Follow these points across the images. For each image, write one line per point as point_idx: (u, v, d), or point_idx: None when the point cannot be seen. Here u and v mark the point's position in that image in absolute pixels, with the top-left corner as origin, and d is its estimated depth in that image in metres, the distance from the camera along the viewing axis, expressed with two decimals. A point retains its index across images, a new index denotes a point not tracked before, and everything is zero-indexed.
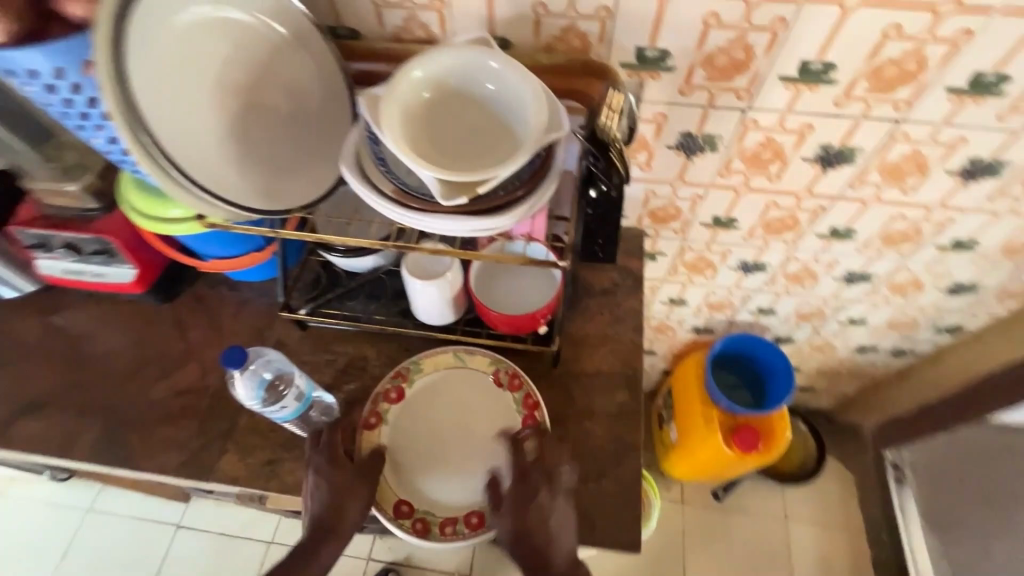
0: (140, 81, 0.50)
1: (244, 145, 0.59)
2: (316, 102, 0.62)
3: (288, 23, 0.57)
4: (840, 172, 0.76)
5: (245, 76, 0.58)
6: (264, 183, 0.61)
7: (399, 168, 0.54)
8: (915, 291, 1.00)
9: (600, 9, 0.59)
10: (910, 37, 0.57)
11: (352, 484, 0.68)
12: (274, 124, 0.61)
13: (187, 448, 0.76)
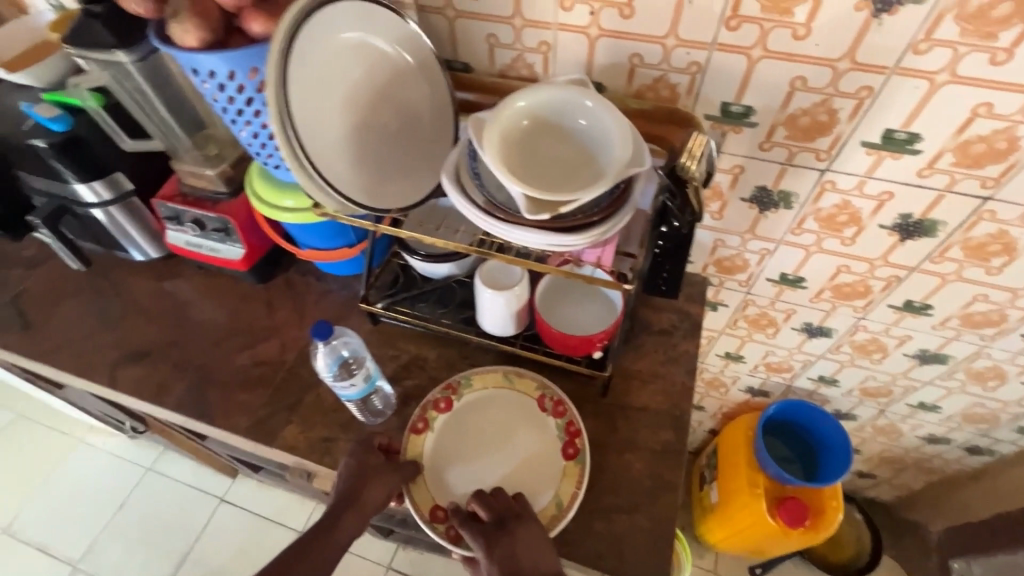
0: (296, 82, 0.59)
1: (360, 149, 0.68)
2: (424, 124, 0.72)
3: (416, 55, 0.67)
4: (919, 244, 0.75)
5: (373, 93, 0.67)
6: (369, 184, 0.68)
7: (490, 183, 0.60)
8: (997, 382, 0.94)
9: (692, 64, 0.65)
10: (1002, 116, 0.58)
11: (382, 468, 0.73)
12: (386, 137, 0.70)
13: (258, 413, 0.83)
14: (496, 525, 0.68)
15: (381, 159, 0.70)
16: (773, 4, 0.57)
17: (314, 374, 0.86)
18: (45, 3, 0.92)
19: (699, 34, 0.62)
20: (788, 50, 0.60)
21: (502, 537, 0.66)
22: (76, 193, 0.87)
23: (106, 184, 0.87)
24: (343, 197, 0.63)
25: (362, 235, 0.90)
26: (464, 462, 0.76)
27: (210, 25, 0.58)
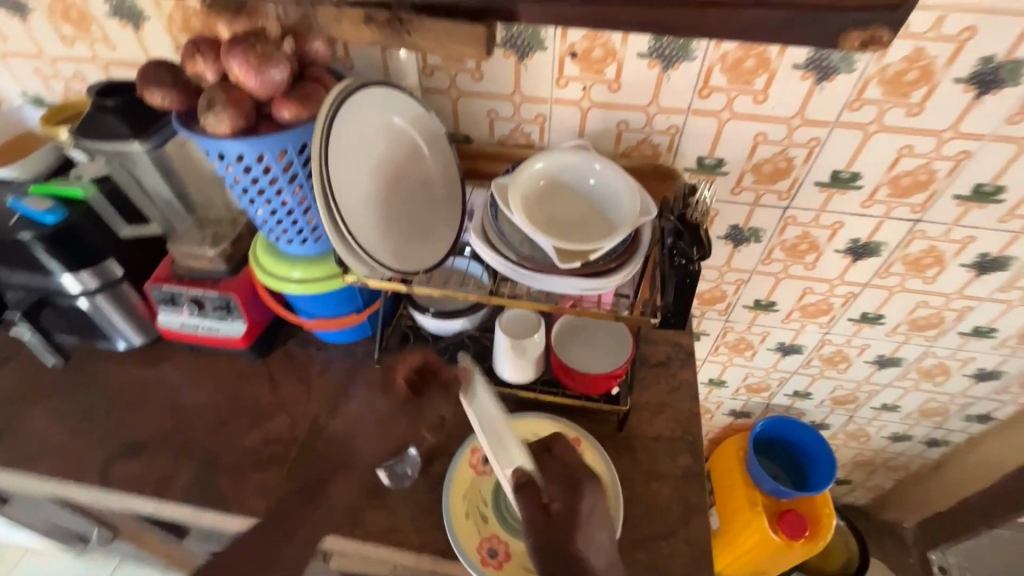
0: (331, 159, 0.63)
1: (387, 219, 0.71)
2: (438, 195, 0.77)
3: (430, 136, 0.75)
4: (868, 263, 0.88)
5: (394, 168, 0.73)
6: (396, 250, 0.71)
7: (515, 238, 0.65)
8: (943, 376, 1.07)
9: (671, 127, 0.75)
10: (921, 155, 0.72)
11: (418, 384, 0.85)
12: (406, 207, 0.74)
13: (276, 494, 0.80)
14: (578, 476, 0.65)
15: (404, 227, 0.73)
16: (736, 76, 0.68)
17: (331, 446, 0.84)
18: (21, 97, 0.91)
19: (676, 103, 0.73)
20: (750, 112, 0.72)
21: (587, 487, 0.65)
22: (61, 283, 0.83)
23: (94, 272, 0.83)
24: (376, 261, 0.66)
25: (370, 299, 0.90)
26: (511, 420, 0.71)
27: (243, 114, 0.62)
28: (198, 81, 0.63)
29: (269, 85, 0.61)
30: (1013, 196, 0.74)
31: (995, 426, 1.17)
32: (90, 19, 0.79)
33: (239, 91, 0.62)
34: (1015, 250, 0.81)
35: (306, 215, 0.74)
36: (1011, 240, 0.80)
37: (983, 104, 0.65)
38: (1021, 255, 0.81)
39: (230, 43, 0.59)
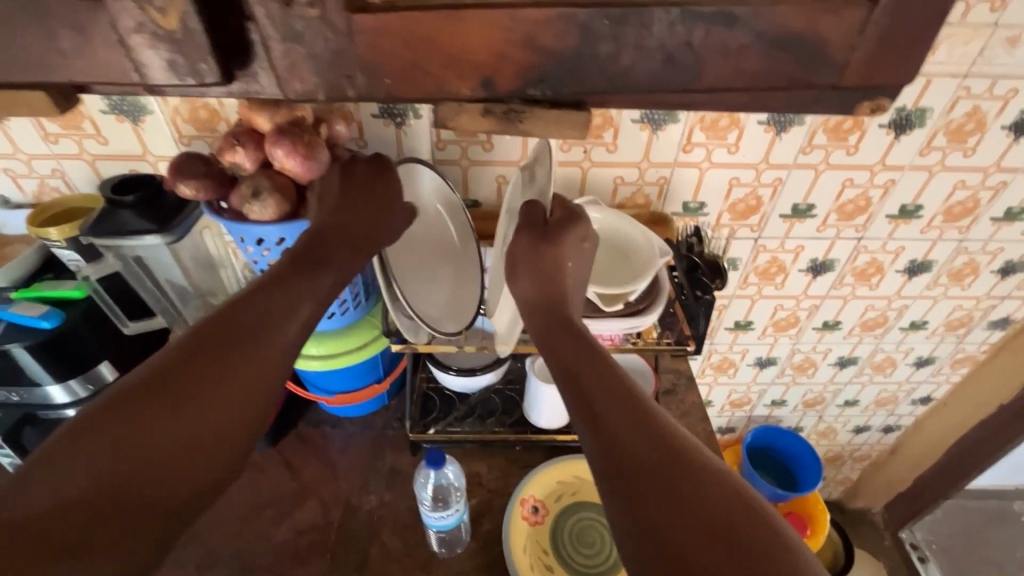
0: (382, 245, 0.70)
1: (424, 285, 0.77)
2: (459, 250, 0.80)
3: (444, 201, 0.79)
4: (825, 278, 1.02)
5: (418, 239, 0.79)
6: (440, 312, 0.76)
7: None
8: (891, 368, 1.24)
9: (660, 178, 0.86)
10: (858, 185, 0.88)
11: (381, 196, 0.70)
12: (435, 270, 0.79)
13: (195, 347, 0.56)
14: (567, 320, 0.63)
15: (439, 288, 0.78)
16: (713, 133, 0.80)
17: (370, 523, 0.81)
18: None
19: (664, 157, 0.83)
20: (725, 161, 0.84)
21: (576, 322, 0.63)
22: (48, 393, 0.75)
23: (84, 380, 0.76)
24: (432, 326, 0.72)
25: (390, 366, 0.90)
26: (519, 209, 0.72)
27: (287, 199, 0.64)
28: (236, 170, 0.64)
29: (313, 169, 0.64)
30: (928, 212, 0.92)
31: (935, 405, 1.35)
32: (82, 116, 0.76)
33: (283, 177, 0.64)
34: (935, 254, 0.99)
35: None
36: (930, 247, 0.97)
37: (900, 143, 0.82)
38: (939, 258, 0.99)
39: (275, 133, 0.61)
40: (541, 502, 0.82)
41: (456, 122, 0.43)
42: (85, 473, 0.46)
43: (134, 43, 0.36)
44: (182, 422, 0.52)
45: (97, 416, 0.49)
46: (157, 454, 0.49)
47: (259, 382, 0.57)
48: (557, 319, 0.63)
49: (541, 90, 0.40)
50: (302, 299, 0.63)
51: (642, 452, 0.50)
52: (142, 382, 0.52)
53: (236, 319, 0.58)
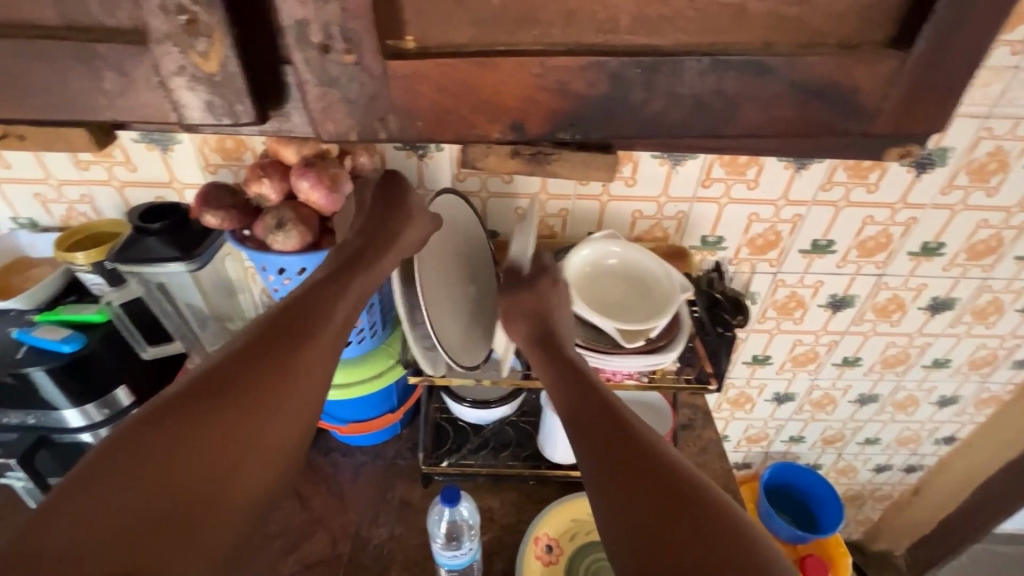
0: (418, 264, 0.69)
1: (451, 297, 0.73)
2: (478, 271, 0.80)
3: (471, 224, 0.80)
4: (845, 314, 1.01)
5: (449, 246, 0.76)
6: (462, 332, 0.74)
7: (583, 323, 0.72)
8: (914, 406, 1.21)
9: (679, 213, 0.86)
10: (880, 222, 0.87)
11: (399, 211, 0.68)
12: (460, 280, 0.76)
13: (243, 354, 0.57)
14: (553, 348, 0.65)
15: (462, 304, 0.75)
16: (732, 169, 0.81)
17: (380, 558, 0.80)
18: (13, 223, 0.86)
19: (683, 193, 0.83)
20: (744, 197, 0.84)
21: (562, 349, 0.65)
22: (64, 417, 0.75)
23: (101, 404, 0.76)
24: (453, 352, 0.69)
25: (404, 396, 0.89)
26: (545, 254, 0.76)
27: (311, 230, 0.64)
28: (260, 201, 0.65)
29: (338, 202, 0.65)
30: (951, 249, 0.90)
31: (959, 445, 1.31)
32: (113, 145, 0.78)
33: (307, 209, 0.64)
34: (958, 292, 0.97)
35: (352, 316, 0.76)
36: (953, 284, 0.96)
37: (921, 181, 0.82)
38: (962, 296, 0.98)
39: (301, 165, 0.63)
40: (554, 540, 0.80)
41: (484, 161, 0.50)
42: (148, 479, 0.47)
43: (174, 85, 0.37)
44: (230, 429, 0.52)
45: (154, 421, 0.50)
46: (211, 458, 0.50)
47: (305, 388, 0.59)
48: (540, 336, 0.66)
49: (571, 133, 0.40)
50: (339, 308, 0.63)
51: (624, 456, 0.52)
52: (196, 387, 0.54)
53: (281, 327, 0.60)
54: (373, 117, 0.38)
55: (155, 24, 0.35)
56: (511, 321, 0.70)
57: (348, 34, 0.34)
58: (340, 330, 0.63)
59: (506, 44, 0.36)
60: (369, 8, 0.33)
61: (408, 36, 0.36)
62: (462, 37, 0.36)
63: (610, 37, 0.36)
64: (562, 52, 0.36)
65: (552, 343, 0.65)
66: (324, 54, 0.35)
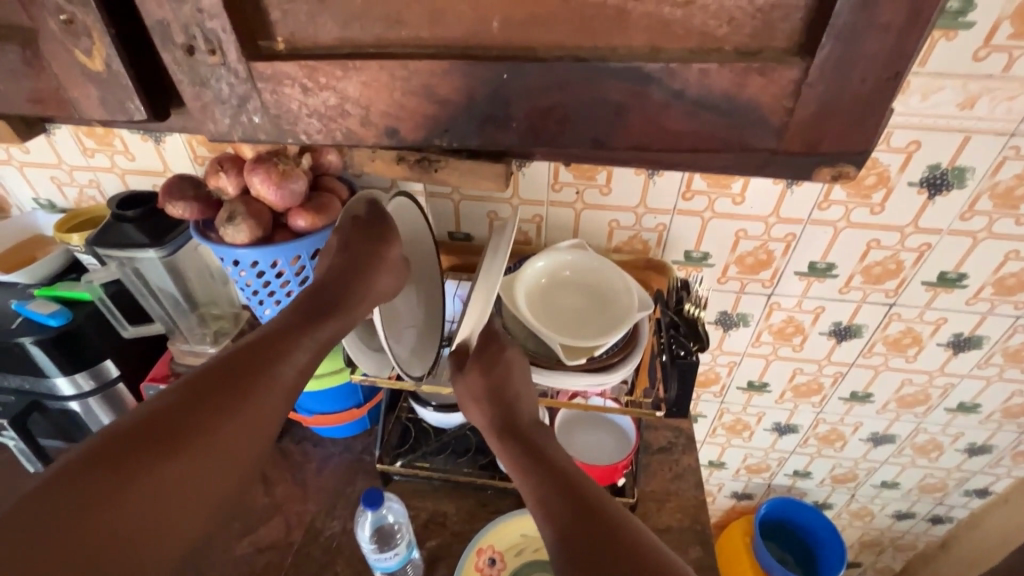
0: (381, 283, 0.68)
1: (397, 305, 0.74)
2: (421, 263, 0.78)
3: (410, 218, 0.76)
4: (852, 344, 0.92)
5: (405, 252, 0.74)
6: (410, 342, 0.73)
7: (532, 339, 0.70)
8: (938, 452, 1.09)
9: (659, 225, 0.81)
10: (887, 247, 0.78)
11: (384, 242, 0.69)
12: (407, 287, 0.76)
13: (206, 386, 0.54)
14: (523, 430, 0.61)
15: (401, 309, 0.74)
16: (715, 182, 0.75)
17: (328, 550, 0.81)
18: (34, 203, 0.94)
19: (662, 204, 0.79)
20: (729, 212, 0.78)
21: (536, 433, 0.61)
22: (54, 385, 0.81)
23: (89, 375, 0.82)
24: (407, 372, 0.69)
25: (371, 392, 0.89)
26: (520, 273, 0.73)
27: (262, 224, 0.65)
28: (220, 194, 0.67)
29: (288, 198, 0.65)
30: (974, 282, 0.80)
31: (994, 499, 1.17)
32: (113, 134, 0.83)
33: (259, 203, 0.65)
34: (985, 329, 0.86)
35: None
36: (980, 321, 0.85)
37: (935, 204, 0.73)
38: (991, 334, 0.86)
39: (253, 162, 0.64)
40: (499, 554, 0.79)
41: (372, 167, 0.52)
42: (77, 534, 0.43)
43: (68, 81, 0.38)
44: (175, 481, 0.49)
45: (91, 470, 0.46)
46: (149, 514, 0.47)
47: (261, 434, 0.56)
48: (506, 423, 0.62)
49: (448, 139, 0.38)
50: (303, 350, 0.61)
51: (600, 544, 0.47)
52: (144, 430, 0.50)
53: (246, 369, 0.57)
54: (250, 118, 0.38)
55: (40, 23, 0.36)
56: (469, 404, 0.65)
57: (209, 35, 0.34)
58: (302, 371, 0.60)
59: (376, 46, 0.35)
60: (225, 10, 0.33)
61: (278, 37, 0.35)
62: (330, 39, 0.35)
63: (482, 43, 0.34)
64: (431, 55, 0.35)
65: (515, 431, 0.61)
66: (190, 55, 0.35)
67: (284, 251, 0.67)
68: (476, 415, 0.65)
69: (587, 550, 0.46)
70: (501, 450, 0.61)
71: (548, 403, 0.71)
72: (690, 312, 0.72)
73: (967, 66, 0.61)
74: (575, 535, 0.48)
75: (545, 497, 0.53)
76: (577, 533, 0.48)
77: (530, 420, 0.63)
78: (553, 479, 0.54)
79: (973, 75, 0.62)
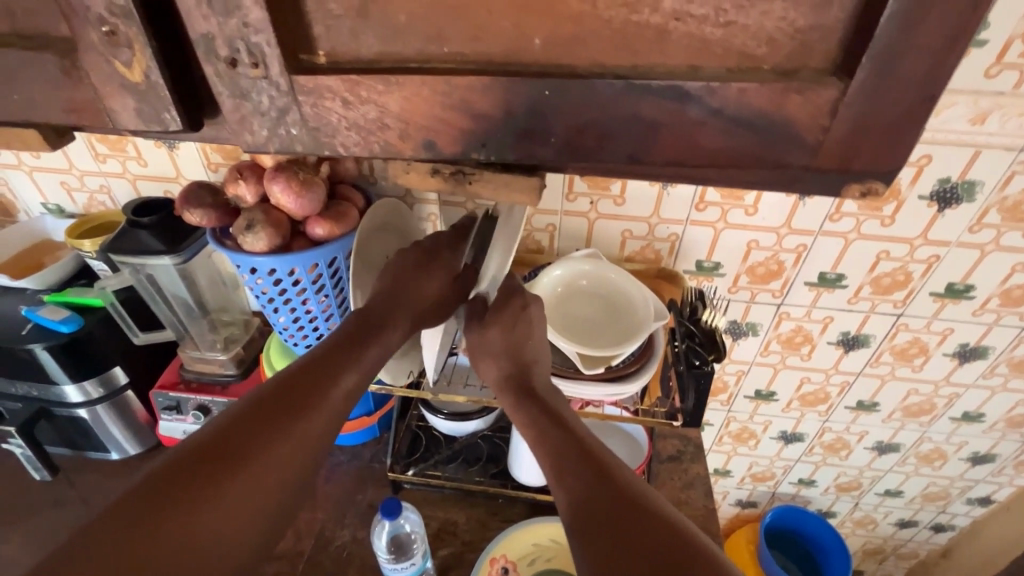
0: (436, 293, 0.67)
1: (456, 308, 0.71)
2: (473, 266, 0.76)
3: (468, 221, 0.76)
4: (859, 354, 0.93)
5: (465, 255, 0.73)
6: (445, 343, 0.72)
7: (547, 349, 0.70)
8: (941, 461, 1.10)
9: (671, 235, 0.82)
10: (896, 259, 0.79)
11: (437, 264, 0.69)
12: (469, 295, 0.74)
13: (260, 406, 0.53)
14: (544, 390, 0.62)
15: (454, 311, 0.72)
16: (728, 193, 0.76)
17: (339, 560, 0.80)
18: (43, 208, 0.93)
19: (675, 214, 0.80)
20: (742, 223, 0.79)
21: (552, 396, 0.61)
22: (62, 392, 0.80)
23: (97, 382, 0.81)
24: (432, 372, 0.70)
25: (381, 401, 0.90)
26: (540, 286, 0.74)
27: (280, 232, 0.65)
28: (238, 202, 0.67)
29: (307, 206, 0.65)
30: (982, 293, 0.81)
31: (996, 508, 1.18)
32: (126, 140, 0.83)
33: (278, 212, 0.65)
34: (991, 340, 0.87)
35: (326, 321, 0.76)
36: (985, 331, 0.86)
37: (945, 216, 0.74)
38: (996, 344, 0.88)
39: (274, 170, 0.64)
40: (512, 563, 0.78)
41: (406, 178, 0.51)
42: (135, 551, 0.42)
43: (105, 92, 0.39)
44: (228, 504, 0.47)
45: (152, 490, 0.46)
46: (206, 539, 0.45)
47: (314, 455, 0.54)
48: (522, 386, 0.62)
49: (485, 153, 0.39)
50: (351, 370, 0.59)
51: (616, 507, 0.47)
52: (199, 451, 0.49)
53: (295, 390, 0.55)
54: (288, 130, 0.38)
55: (82, 34, 0.36)
56: (483, 359, 0.66)
57: (253, 49, 0.34)
58: (349, 392, 0.58)
59: (417, 61, 0.35)
60: (271, 24, 0.33)
61: (319, 51, 0.36)
62: (371, 53, 0.35)
63: (523, 59, 0.35)
64: (471, 71, 0.35)
65: (531, 393, 0.61)
66: (233, 68, 0.35)
67: (302, 261, 0.67)
68: (492, 370, 0.65)
69: (601, 515, 0.47)
70: (516, 409, 0.60)
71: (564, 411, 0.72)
72: (708, 321, 0.73)
73: (979, 81, 0.63)
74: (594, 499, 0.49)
75: (564, 461, 0.53)
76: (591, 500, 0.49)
77: (543, 379, 0.63)
78: (567, 443, 0.54)
79: (984, 92, 0.63)
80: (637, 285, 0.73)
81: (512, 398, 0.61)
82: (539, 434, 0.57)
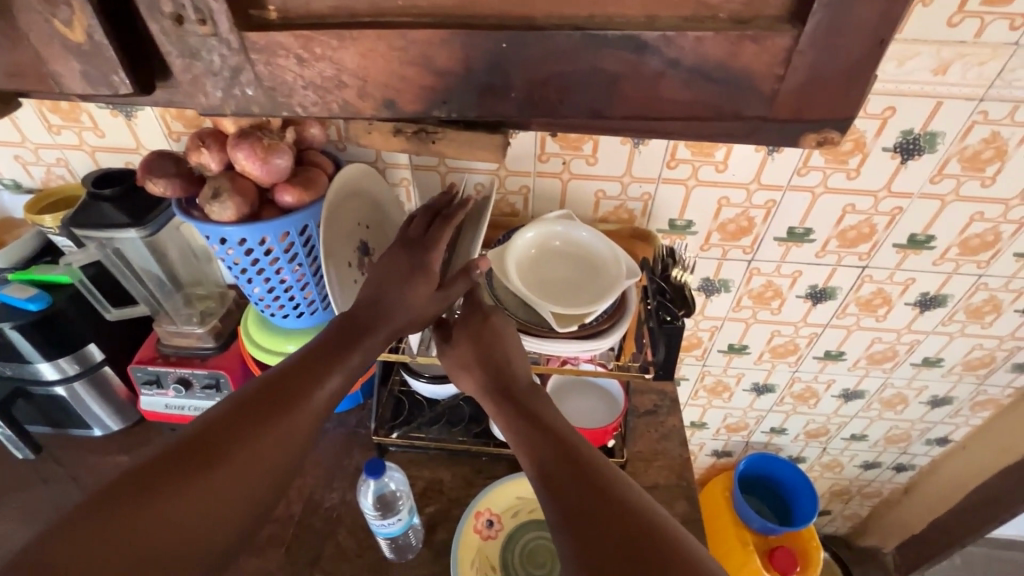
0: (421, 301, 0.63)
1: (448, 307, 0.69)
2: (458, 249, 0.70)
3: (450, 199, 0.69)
4: (826, 306, 0.96)
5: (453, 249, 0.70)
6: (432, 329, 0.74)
7: (521, 308, 0.71)
8: (903, 406, 1.15)
9: (644, 194, 0.82)
10: (861, 212, 0.81)
11: (419, 275, 0.62)
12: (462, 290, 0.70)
13: (245, 404, 0.54)
14: (527, 391, 0.63)
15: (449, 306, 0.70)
16: (698, 150, 0.76)
17: (329, 521, 0.82)
18: None
19: (647, 173, 0.80)
20: (713, 180, 0.80)
21: (535, 397, 0.62)
22: (37, 371, 0.79)
23: (73, 359, 0.80)
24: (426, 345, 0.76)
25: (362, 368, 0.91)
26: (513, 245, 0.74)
27: (248, 201, 0.64)
28: (203, 170, 0.66)
29: (274, 173, 0.64)
30: (942, 243, 0.84)
31: (953, 447, 1.24)
32: (80, 110, 0.80)
33: (244, 179, 0.64)
34: (950, 289, 0.91)
35: (303, 291, 0.76)
36: (945, 280, 0.90)
37: (908, 168, 0.76)
38: (955, 292, 0.91)
39: (237, 137, 0.63)
40: (497, 516, 0.82)
41: (369, 139, 0.51)
42: (118, 535, 0.43)
43: (48, 53, 0.37)
44: (212, 495, 0.48)
45: (136, 480, 0.46)
46: (188, 526, 0.46)
47: (299, 449, 0.54)
48: (499, 388, 0.63)
49: (447, 110, 0.39)
50: (337, 374, 0.58)
51: (589, 505, 0.49)
52: (183, 446, 0.50)
53: (281, 389, 0.56)
54: (243, 91, 0.37)
55: None
56: (457, 371, 0.66)
57: (199, 4, 0.33)
58: (334, 395, 0.58)
59: (371, 16, 0.35)
60: None
61: (269, 6, 0.35)
62: (324, 7, 0.35)
63: (479, 11, 0.34)
64: (426, 25, 0.34)
65: (508, 395, 0.62)
66: (179, 25, 0.34)
67: (272, 229, 0.66)
68: (468, 382, 0.65)
69: (579, 509, 0.49)
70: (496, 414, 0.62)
71: (541, 369, 0.73)
72: (678, 278, 0.76)
73: (943, 31, 0.63)
74: (567, 498, 0.50)
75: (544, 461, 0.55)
76: (569, 496, 0.50)
77: (523, 380, 0.64)
78: (550, 444, 0.55)
79: (947, 41, 0.64)
80: (610, 246, 0.74)
81: (494, 404, 0.63)
82: (520, 437, 0.58)
